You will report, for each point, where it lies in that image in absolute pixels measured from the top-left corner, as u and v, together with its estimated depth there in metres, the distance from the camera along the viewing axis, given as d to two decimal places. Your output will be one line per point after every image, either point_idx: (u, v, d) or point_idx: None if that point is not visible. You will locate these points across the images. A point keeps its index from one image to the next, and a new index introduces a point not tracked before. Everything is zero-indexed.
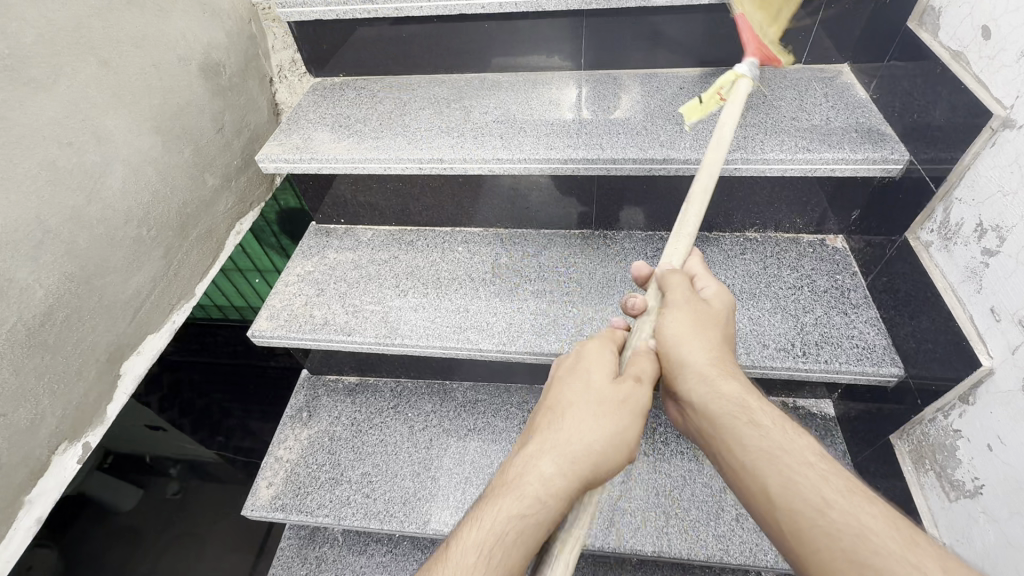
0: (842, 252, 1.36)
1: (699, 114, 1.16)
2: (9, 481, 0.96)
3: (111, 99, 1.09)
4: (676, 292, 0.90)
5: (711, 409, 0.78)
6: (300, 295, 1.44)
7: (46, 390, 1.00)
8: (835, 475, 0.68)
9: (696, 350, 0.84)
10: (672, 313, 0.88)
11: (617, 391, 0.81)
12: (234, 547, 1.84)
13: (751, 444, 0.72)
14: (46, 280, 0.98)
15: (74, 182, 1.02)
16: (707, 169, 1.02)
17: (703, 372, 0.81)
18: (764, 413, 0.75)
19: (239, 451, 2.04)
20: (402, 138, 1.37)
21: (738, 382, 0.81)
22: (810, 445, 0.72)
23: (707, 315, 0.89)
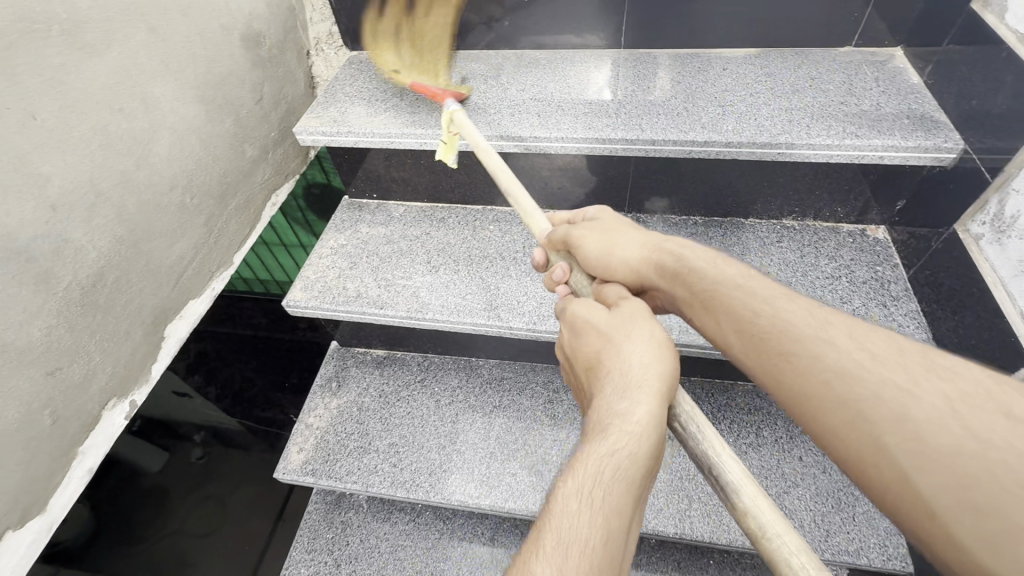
0: (884, 244, 1.33)
1: (453, 153, 1.27)
2: (64, 433, 1.01)
3: (158, 66, 1.11)
4: (576, 229, 0.97)
5: (667, 272, 0.85)
6: (333, 268, 1.47)
7: (98, 347, 1.04)
8: (762, 285, 0.75)
9: (625, 249, 0.92)
10: (586, 240, 0.95)
11: (618, 316, 0.83)
12: (256, 512, 1.92)
13: (696, 285, 0.80)
14: (99, 242, 1.01)
15: (124, 147, 1.05)
16: (530, 216, 1.06)
17: (643, 257, 0.89)
18: (696, 257, 0.82)
19: (261, 421, 2.10)
20: (438, 114, 1.37)
21: (672, 243, 0.88)
22: (737, 267, 0.79)
23: (611, 223, 0.97)
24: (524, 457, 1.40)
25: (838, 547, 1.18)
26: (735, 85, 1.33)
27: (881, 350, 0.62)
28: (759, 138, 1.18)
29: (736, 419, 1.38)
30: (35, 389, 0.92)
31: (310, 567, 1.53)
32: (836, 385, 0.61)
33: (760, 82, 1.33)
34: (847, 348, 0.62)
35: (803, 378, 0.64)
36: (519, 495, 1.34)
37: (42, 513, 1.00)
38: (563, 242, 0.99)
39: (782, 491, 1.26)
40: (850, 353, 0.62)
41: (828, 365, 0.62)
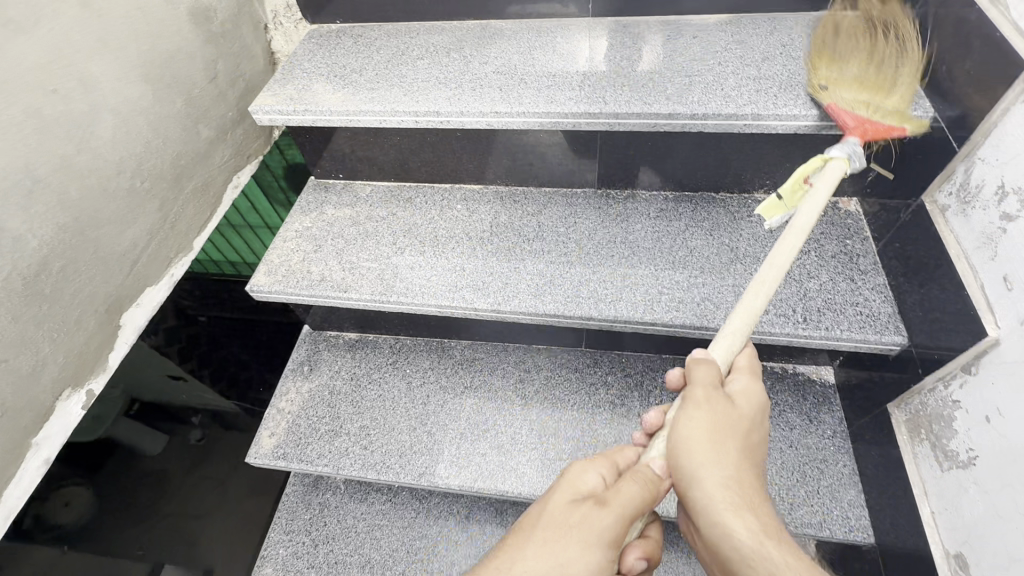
0: (855, 216, 1.30)
1: (778, 212, 1.07)
2: (15, 424, 1.00)
3: (95, 43, 1.06)
4: (699, 392, 0.83)
5: (718, 540, 0.74)
6: (298, 250, 1.44)
7: (47, 338, 1.02)
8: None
9: (708, 463, 0.77)
10: (692, 414, 0.82)
11: (564, 513, 0.79)
12: (253, 493, 1.86)
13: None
14: (39, 230, 0.98)
15: (61, 131, 1.01)
16: (718, 342, 0.91)
17: (712, 493, 0.76)
18: (789, 571, 0.68)
19: (257, 403, 1.99)
20: (398, 90, 1.32)
21: (761, 520, 0.74)
22: None
23: (731, 428, 0.81)
24: (495, 437, 1.40)
25: (803, 520, 1.19)
26: (705, 54, 1.28)
27: None
28: (724, 109, 1.14)
29: None
30: None
31: (289, 547, 1.55)
32: None
33: (730, 50, 1.28)
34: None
35: None
36: (488, 475, 1.34)
37: None
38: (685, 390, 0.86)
39: None
40: None
41: None
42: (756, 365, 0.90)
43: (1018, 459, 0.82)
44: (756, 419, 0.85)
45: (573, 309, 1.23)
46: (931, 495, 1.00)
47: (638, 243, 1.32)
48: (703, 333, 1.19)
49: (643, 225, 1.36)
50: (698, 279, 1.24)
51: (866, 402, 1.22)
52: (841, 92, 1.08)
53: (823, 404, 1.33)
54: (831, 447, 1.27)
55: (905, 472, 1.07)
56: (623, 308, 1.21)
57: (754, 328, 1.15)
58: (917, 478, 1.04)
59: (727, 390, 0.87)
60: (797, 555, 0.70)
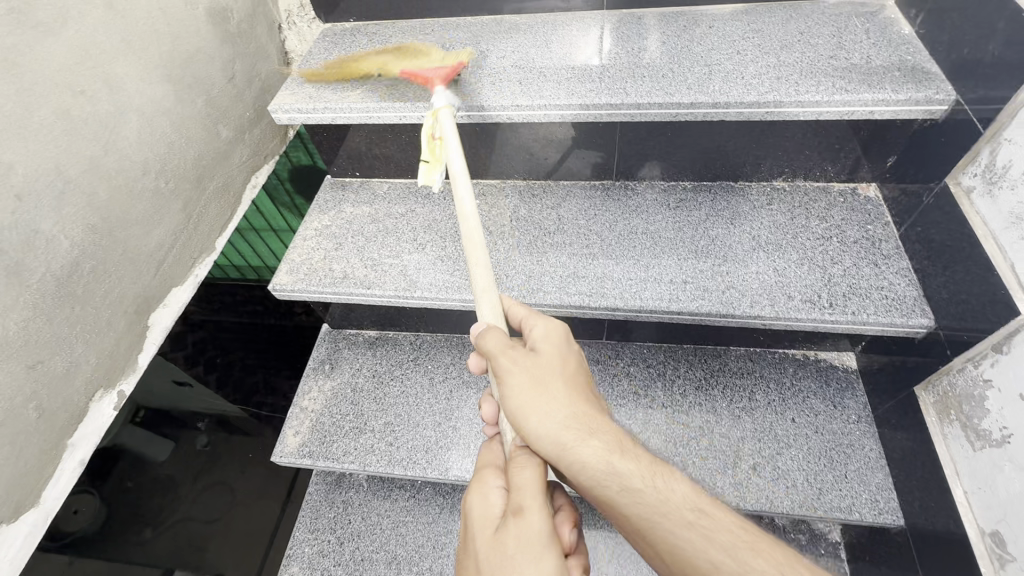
0: (874, 202, 1.31)
1: (436, 170, 1.19)
2: (51, 426, 1.00)
3: (119, 44, 1.06)
4: (505, 361, 0.84)
5: (581, 480, 0.74)
6: (319, 249, 1.44)
7: (79, 339, 1.03)
8: (716, 526, 0.69)
9: (544, 418, 0.78)
10: (512, 382, 0.82)
11: (495, 551, 0.73)
12: (263, 493, 1.88)
13: (635, 516, 0.71)
14: (70, 231, 0.98)
15: (90, 132, 1.01)
16: (482, 306, 0.96)
17: (557, 440, 0.76)
18: (632, 474, 0.73)
19: (262, 407, 2.02)
20: (416, 86, 1.33)
21: (601, 439, 0.77)
22: (685, 496, 0.72)
23: (546, 372, 0.83)
24: None
25: (832, 504, 1.19)
26: (722, 44, 1.29)
27: None
28: (746, 97, 1.14)
29: (730, 383, 1.39)
30: (16, 382, 0.91)
31: (314, 545, 1.56)
32: None
33: (748, 39, 1.29)
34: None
35: None
36: None
37: (35, 506, 1.01)
38: (492, 365, 0.86)
39: (776, 452, 1.27)
40: None
41: None
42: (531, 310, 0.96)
43: None
44: (567, 349, 0.88)
45: (597, 301, 1.23)
46: (963, 475, 1.01)
47: (659, 233, 1.33)
48: (729, 320, 1.19)
49: (663, 215, 1.37)
50: (720, 268, 1.24)
51: (891, 386, 1.23)
52: (412, 62, 1.33)
53: (846, 390, 1.34)
54: (857, 432, 1.28)
55: (935, 453, 1.07)
56: (647, 298, 1.21)
57: (780, 314, 1.16)
58: (948, 458, 1.05)
59: (530, 345, 0.89)
60: (631, 455, 0.76)
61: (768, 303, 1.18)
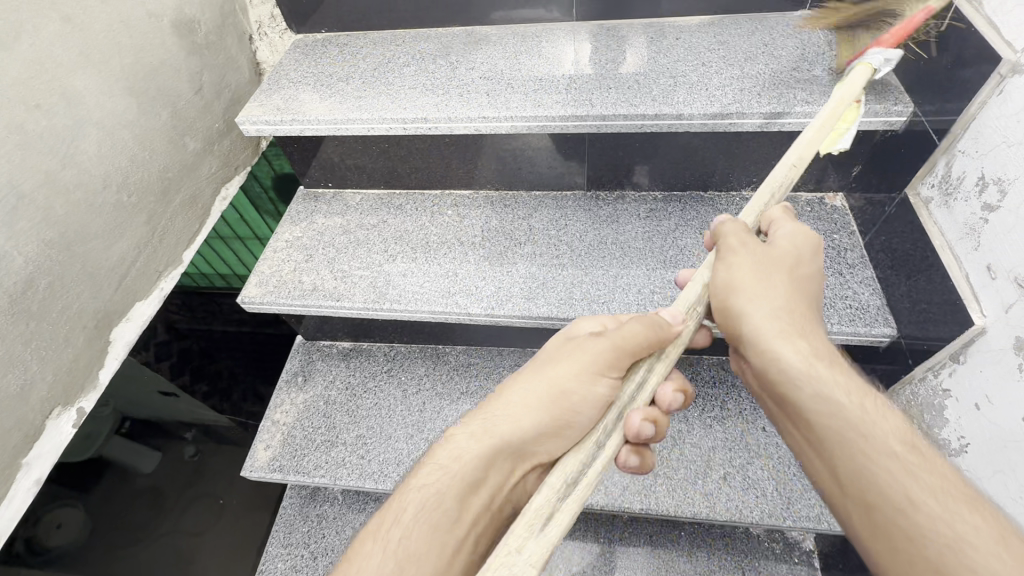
0: (841, 211, 1.32)
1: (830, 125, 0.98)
2: (4, 446, 0.98)
3: (77, 57, 1.05)
4: (735, 242, 0.87)
5: (766, 366, 0.75)
6: (289, 261, 1.43)
7: (34, 356, 1.01)
8: (928, 469, 0.63)
9: (754, 299, 0.80)
10: (734, 261, 0.85)
11: (559, 350, 0.90)
12: (253, 507, 1.84)
13: (826, 425, 0.69)
14: (25, 247, 0.97)
15: (45, 146, 1.00)
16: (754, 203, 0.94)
17: (758, 323, 0.78)
18: (836, 387, 0.70)
19: (252, 416, 1.97)
20: (384, 97, 1.32)
21: (809, 343, 0.75)
22: (900, 432, 0.66)
23: (773, 261, 0.84)
24: None
25: (802, 514, 1.19)
26: (689, 55, 1.30)
27: None
28: (709, 109, 1.15)
29: (701, 393, 1.39)
30: None
31: (287, 561, 1.54)
32: None
33: (713, 51, 1.30)
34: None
35: None
36: None
37: None
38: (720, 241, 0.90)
39: (745, 462, 1.27)
40: None
41: None
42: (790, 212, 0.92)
43: (1009, 444, 0.84)
44: (810, 257, 0.85)
45: (566, 311, 1.23)
46: None
47: (629, 243, 1.34)
48: None
49: (633, 225, 1.37)
50: None
51: None
52: None
53: None
54: None
55: None
56: (616, 308, 1.21)
57: None
58: None
59: (769, 240, 0.89)
60: (844, 374, 0.72)
61: None
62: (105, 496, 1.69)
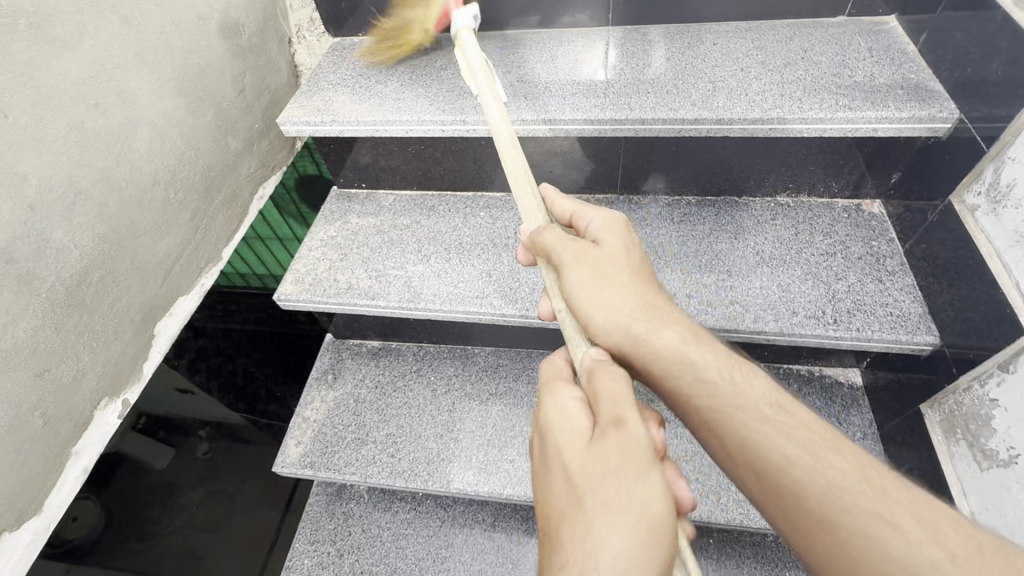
0: (878, 218, 1.31)
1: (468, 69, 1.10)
2: (56, 435, 1.01)
3: (133, 58, 1.08)
4: (565, 254, 0.83)
5: (655, 369, 0.74)
6: (323, 259, 1.45)
7: (86, 347, 1.03)
8: (795, 424, 0.66)
9: (614, 305, 0.78)
10: (575, 279, 0.81)
11: (593, 466, 0.65)
12: (263, 504, 1.89)
13: (708, 405, 0.69)
14: (81, 240, 1.00)
15: (102, 144, 1.03)
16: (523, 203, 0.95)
17: (632, 329, 0.76)
18: (706, 362, 0.72)
19: (265, 414, 2.02)
20: (423, 100, 1.34)
21: (675, 330, 0.76)
22: (763, 393, 0.69)
23: (609, 262, 0.83)
24: (522, 443, 1.40)
25: None
26: (726, 61, 1.30)
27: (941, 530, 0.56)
28: (749, 114, 1.15)
29: None
30: (24, 391, 0.92)
31: (314, 557, 1.55)
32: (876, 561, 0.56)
33: (751, 56, 1.30)
34: (915, 540, 0.56)
35: (816, 548, 0.60)
36: (516, 481, 1.34)
37: (39, 513, 1.01)
38: (553, 259, 0.85)
39: None
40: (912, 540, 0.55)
41: (891, 553, 0.55)
42: (579, 205, 0.97)
43: None
44: (631, 245, 0.87)
45: None
46: (972, 495, 1.00)
47: (662, 246, 1.34)
48: (732, 335, 1.19)
49: (667, 229, 1.37)
50: (725, 282, 1.24)
51: (896, 403, 1.23)
52: None
53: (852, 406, 1.33)
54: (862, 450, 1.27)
55: (941, 472, 1.07)
56: None
57: (785, 329, 1.16)
58: (955, 477, 1.04)
59: (595, 241, 0.88)
60: (710, 349, 0.75)
61: (772, 317, 1.18)
62: (120, 492, 1.69)
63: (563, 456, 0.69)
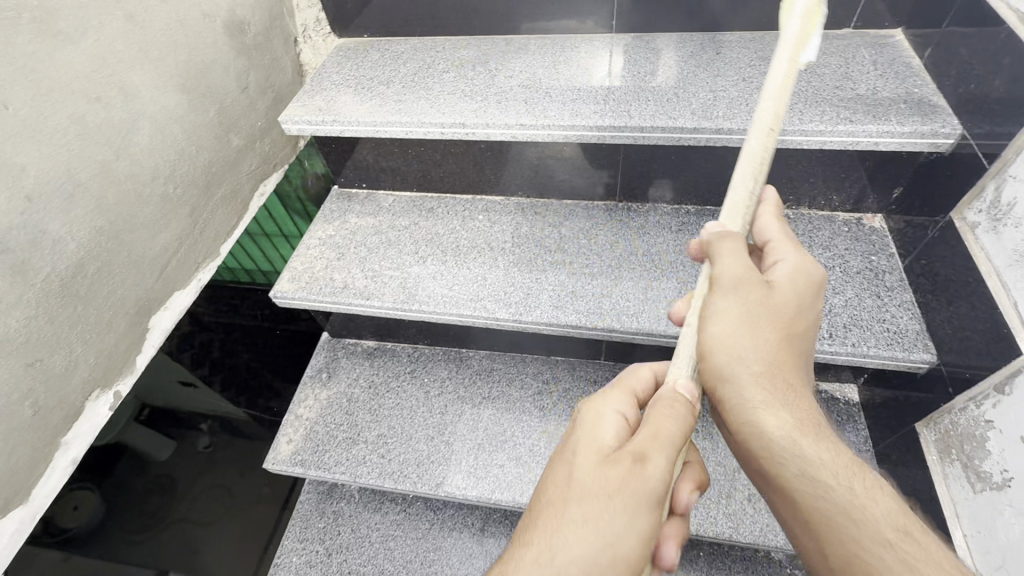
0: (879, 233, 1.30)
1: None
2: (47, 424, 1.01)
3: (137, 54, 1.09)
4: (728, 278, 0.78)
5: (754, 440, 0.71)
6: (321, 258, 1.46)
7: (79, 338, 1.04)
8: (926, 562, 0.61)
9: (739, 357, 0.74)
10: (719, 307, 0.77)
11: (595, 474, 0.74)
12: (262, 497, 1.89)
13: (812, 507, 0.67)
14: (78, 232, 1.00)
15: (103, 138, 1.04)
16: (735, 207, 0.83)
17: (744, 390, 0.73)
18: (826, 465, 0.68)
19: (267, 411, 1.99)
20: (424, 102, 1.35)
21: (796, 415, 0.72)
22: (888, 514, 0.65)
23: (768, 307, 0.77)
24: (513, 449, 1.39)
25: None
26: (729, 70, 1.29)
27: None
28: (749, 124, 1.15)
29: None
30: (15, 380, 0.93)
31: (302, 555, 1.55)
32: None
33: (754, 67, 1.29)
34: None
35: None
36: (506, 487, 1.33)
37: (26, 501, 1.01)
38: (709, 276, 0.81)
39: None
40: None
41: None
42: (783, 231, 0.87)
43: None
44: (806, 304, 0.80)
45: (594, 321, 1.23)
46: (965, 517, 0.99)
47: (660, 255, 1.33)
48: None
49: (666, 239, 1.36)
50: None
51: (892, 421, 1.21)
52: None
53: (847, 422, 1.31)
54: None
55: (934, 493, 1.05)
56: (646, 321, 1.20)
57: None
58: (948, 498, 1.02)
59: (769, 278, 0.82)
60: (833, 449, 0.70)
61: None
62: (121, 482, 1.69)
63: (579, 456, 0.78)
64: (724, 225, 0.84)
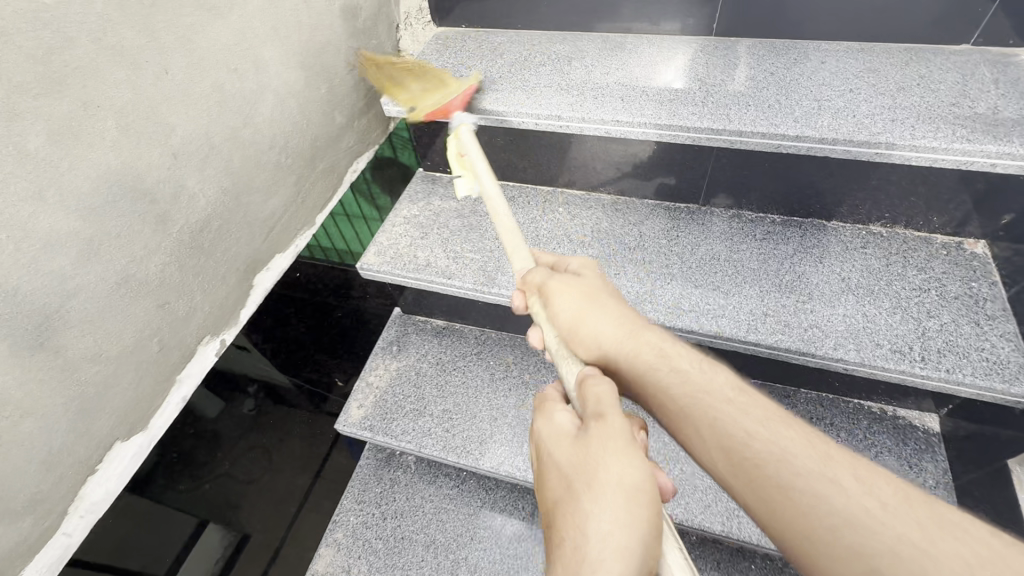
0: (982, 259, 1.24)
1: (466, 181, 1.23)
2: (167, 361, 1.12)
3: (269, 31, 1.18)
4: (554, 281, 0.96)
5: (627, 363, 0.84)
6: (405, 236, 1.52)
7: (199, 287, 1.14)
8: (754, 404, 0.72)
9: (597, 320, 0.89)
10: (562, 300, 0.93)
11: (579, 452, 0.73)
12: (302, 467, 2.04)
13: (673, 391, 0.77)
14: (208, 191, 1.10)
15: (236, 106, 1.13)
16: (514, 254, 1.07)
17: (611, 335, 0.87)
18: (676, 357, 0.81)
19: (309, 381, 2.17)
20: (522, 93, 1.39)
21: (649, 333, 0.87)
22: (727, 379, 0.77)
23: (592, 288, 0.95)
24: None
25: None
26: (833, 80, 1.27)
27: (902, 501, 0.59)
28: (856, 135, 1.13)
29: None
30: (147, 318, 1.03)
31: (359, 516, 1.63)
32: (837, 521, 0.59)
33: (863, 78, 1.26)
34: (855, 493, 0.60)
35: (777, 515, 0.63)
36: None
37: (145, 429, 1.12)
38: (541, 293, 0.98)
39: None
40: (867, 503, 0.59)
41: (845, 517, 0.59)
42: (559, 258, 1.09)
43: None
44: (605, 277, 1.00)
45: (672, 320, 1.23)
46: None
47: (742, 262, 1.32)
48: (808, 359, 1.16)
49: (749, 246, 1.35)
50: (805, 305, 1.22)
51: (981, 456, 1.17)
52: None
53: (926, 451, 1.27)
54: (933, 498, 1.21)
55: None
56: (725, 325, 1.20)
57: (865, 360, 1.12)
58: None
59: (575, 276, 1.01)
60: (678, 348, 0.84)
61: (853, 347, 1.14)
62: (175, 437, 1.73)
63: (554, 452, 0.76)
64: (525, 268, 1.05)
